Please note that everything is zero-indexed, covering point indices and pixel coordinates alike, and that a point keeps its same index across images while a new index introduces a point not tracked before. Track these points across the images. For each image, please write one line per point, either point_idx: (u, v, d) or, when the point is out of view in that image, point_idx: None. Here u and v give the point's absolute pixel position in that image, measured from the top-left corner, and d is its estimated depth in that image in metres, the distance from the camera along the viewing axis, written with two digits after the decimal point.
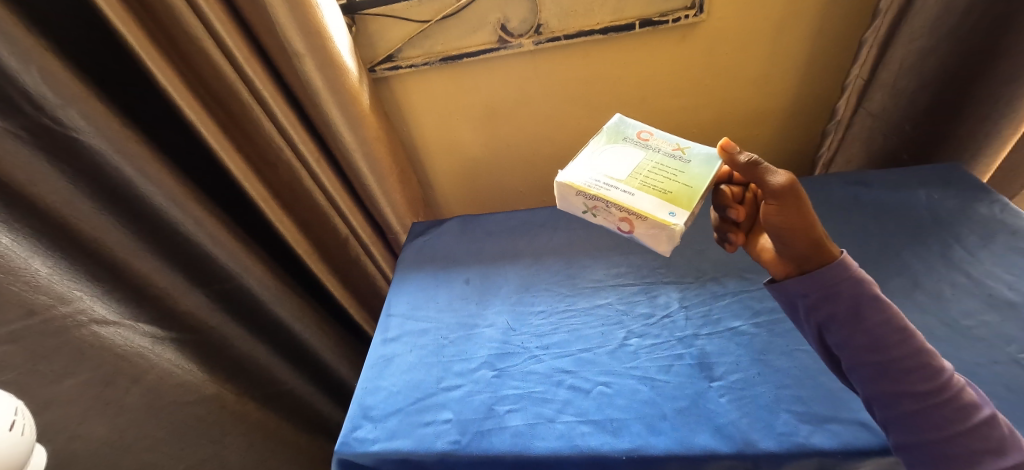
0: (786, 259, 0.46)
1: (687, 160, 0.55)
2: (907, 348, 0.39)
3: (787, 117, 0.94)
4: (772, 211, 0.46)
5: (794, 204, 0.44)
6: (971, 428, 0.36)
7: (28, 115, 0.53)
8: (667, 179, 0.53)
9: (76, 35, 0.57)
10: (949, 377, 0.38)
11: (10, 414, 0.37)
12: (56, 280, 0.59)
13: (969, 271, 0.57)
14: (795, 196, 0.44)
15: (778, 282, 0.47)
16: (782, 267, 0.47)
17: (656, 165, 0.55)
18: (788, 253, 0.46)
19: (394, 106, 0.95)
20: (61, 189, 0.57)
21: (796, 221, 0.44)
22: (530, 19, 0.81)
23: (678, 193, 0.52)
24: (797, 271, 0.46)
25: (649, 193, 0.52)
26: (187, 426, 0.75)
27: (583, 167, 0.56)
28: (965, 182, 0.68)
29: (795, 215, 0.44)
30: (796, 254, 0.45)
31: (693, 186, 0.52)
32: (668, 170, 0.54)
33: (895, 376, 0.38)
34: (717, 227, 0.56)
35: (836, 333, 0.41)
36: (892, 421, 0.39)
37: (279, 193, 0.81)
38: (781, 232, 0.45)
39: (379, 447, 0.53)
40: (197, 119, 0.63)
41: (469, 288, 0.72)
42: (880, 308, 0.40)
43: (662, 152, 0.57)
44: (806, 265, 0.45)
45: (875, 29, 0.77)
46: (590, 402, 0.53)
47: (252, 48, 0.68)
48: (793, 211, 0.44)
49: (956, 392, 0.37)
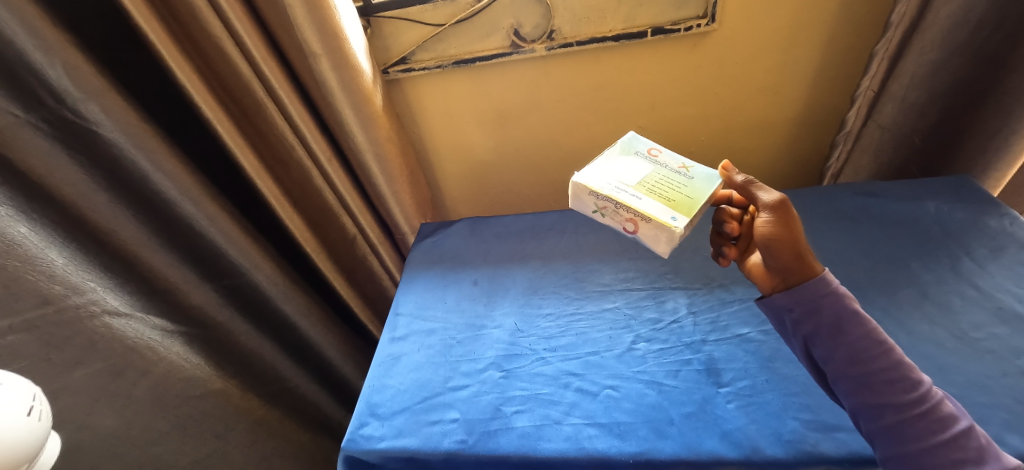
0: (773, 272, 0.47)
1: (691, 176, 0.56)
2: (887, 361, 0.40)
3: (797, 126, 0.94)
4: (762, 224, 0.47)
5: (782, 219, 0.46)
6: (951, 438, 0.36)
7: (50, 108, 0.54)
8: (673, 189, 0.54)
9: (98, 30, 0.58)
10: (928, 388, 0.38)
11: (28, 399, 0.37)
12: (70, 271, 0.59)
13: (978, 283, 0.57)
14: (785, 212, 0.46)
15: (766, 296, 0.47)
16: (768, 280, 0.48)
17: (663, 177, 0.56)
18: (775, 265, 0.46)
19: (406, 108, 0.96)
20: (80, 182, 0.58)
21: (782, 234, 0.45)
22: (543, 24, 0.81)
23: (681, 201, 0.53)
24: (782, 284, 0.46)
25: (656, 199, 0.53)
26: (193, 419, 0.76)
27: (603, 171, 0.57)
28: (974, 195, 0.68)
29: (783, 229, 0.45)
30: (781, 267, 0.46)
31: (695, 198, 0.53)
32: (673, 182, 0.55)
33: (877, 388, 0.39)
34: (712, 241, 0.58)
35: (821, 346, 0.42)
36: (877, 433, 0.39)
37: (290, 191, 0.81)
38: (768, 244, 0.46)
39: (385, 445, 0.53)
40: (213, 116, 0.64)
41: (477, 289, 0.72)
42: (861, 323, 0.41)
43: (669, 167, 0.58)
44: (789, 279, 0.45)
45: (886, 42, 0.78)
46: (596, 405, 0.53)
47: (270, 47, 0.69)
48: (780, 224, 0.45)
49: (933, 404, 0.38)
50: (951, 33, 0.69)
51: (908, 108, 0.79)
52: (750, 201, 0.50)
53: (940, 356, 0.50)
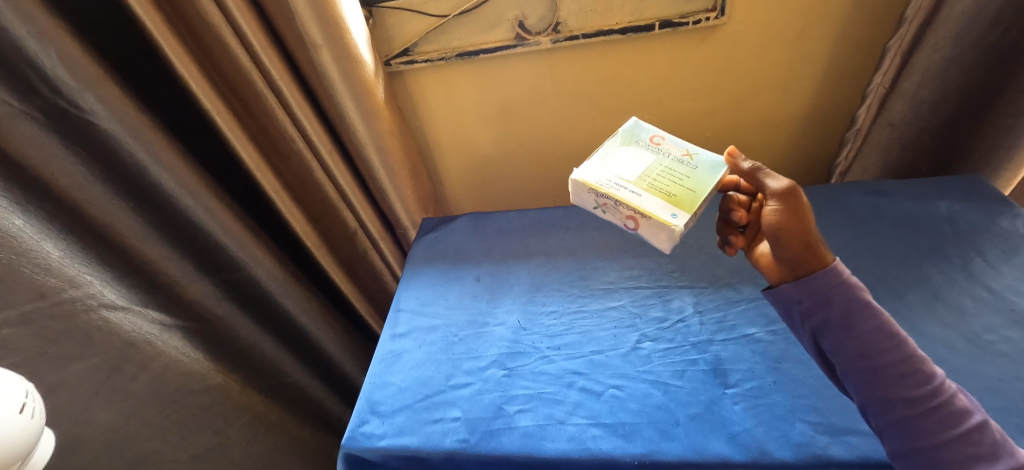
0: (782, 263, 0.46)
1: (694, 166, 0.55)
2: (898, 354, 0.38)
3: (805, 123, 0.93)
4: (770, 214, 0.46)
5: (791, 207, 0.45)
6: (964, 433, 0.35)
7: (45, 97, 0.52)
8: (674, 183, 0.53)
9: (93, 18, 0.56)
10: (942, 382, 0.37)
11: (20, 397, 0.36)
12: (67, 264, 0.58)
13: (990, 285, 0.56)
14: (796, 201, 0.45)
15: (774, 287, 0.47)
16: (777, 271, 0.47)
17: (665, 168, 0.55)
18: (783, 256, 0.46)
19: (408, 101, 0.95)
20: (76, 173, 0.57)
21: (791, 223, 0.44)
22: (548, 16, 0.80)
23: (682, 196, 0.51)
24: (791, 275, 0.45)
25: (656, 194, 0.52)
26: (192, 414, 0.76)
27: (603, 167, 0.56)
28: (987, 195, 0.67)
29: (792, 218, 0.44)
30: (790, 258, 0.45)
31: (697, 191, 0.51)
32: (675, 174, 0.54)
33: (887, 381, 0.38)
34: (719, 230, 0.57)
35: (830, 338, 0.41)
36: (886, 428, 0.38)
37: (290, 184, 0.80)
38: (776, 233, 0.45)
39: (386, 443, 0.52)
40: (212, 107, 0.63)
41: (479, 286, 0.72)
42: (873, 315, 0.40)
43: (671, 157, 0.56)
44: (799, 270, 0.44)
45: (900, 37, 0.76)
46: (601, 405, 0.52)
47: (269, 37, 0.67)
48: (789, 213, 0.45)
49: (947, 398, 0.36)
50: (966, 29, 0.67)
51: (919, 105, 0.77)
52: (758, 190, 0.49)
53: (952, 359, 0.49)
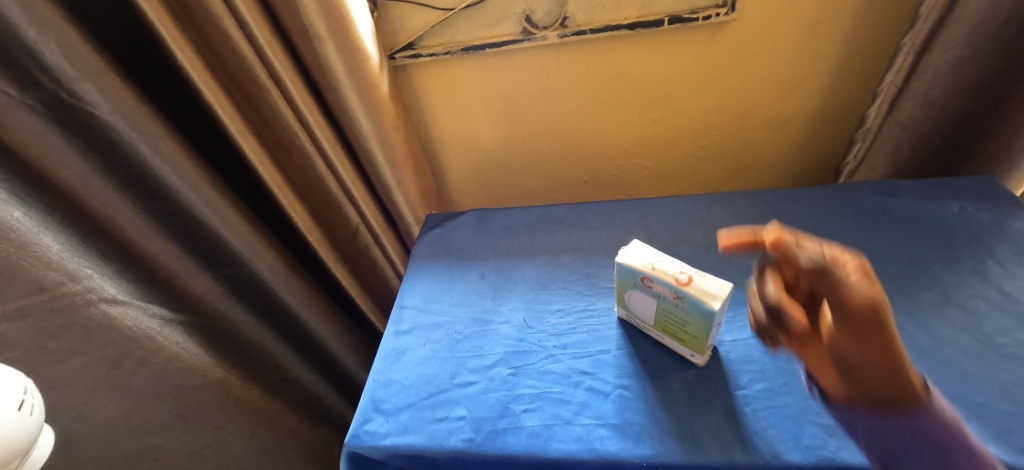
0: (854, 383, 0.37)
1: (688, 311, 0.49)
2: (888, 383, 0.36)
3: (814, 122, 0.92)
4: (843, 339, 0.36)
5: (863, 338, 0.35)
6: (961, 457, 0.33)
7: (44, 87, 0.51)
8: (681, 327, 0.52)
9: (94, 7, 0.55)
10: (935, 409, 0.35)
11: (19, 393, 0.35)
12: (66, 257, 0.57)
13: (1003, 287, 0.55)
14: (877, 328, 0.35)
15: (840, 405, 0.39)
16: (844, 391, 0.38)
17: (667, 315, 0.52)
18: (866, 392, 0.36)
19: (412, 95, 0.94)
20: (76, 165, 0.56)
21: (872, 360, 0.35)
22: (556, 10, 0.78)
23: (692, 341, 0.51)
24: (862, 397, 0.37)
25: (672, 336, 0.54)
26: (192, 410, 0.75)
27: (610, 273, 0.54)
28: (999, 196, 0.66)
29: (870, 350, 0.35)
30: (869, 390, 0.36)
31: (702, 337, 0.50)
32: (677, 319, 0.51)
33: (882, 417, 0.36)
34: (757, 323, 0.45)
35: (826, 378, 0.39)
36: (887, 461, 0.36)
37: (293, 179, 0.79)
38: (852, 368, 0.37)
39: (390, 442, 0.52)
40: (214, 99, 0.62)
41: (484, 283, 0.71)
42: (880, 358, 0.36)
43: (666, 298, 0.50)
44: (873, 394, 0.36)
45: (914, 35, 0.75)
46: (608, 405, 0.51)
47: (273, 28, 0.66)
48: (870, 339, 0.35)
49: (940, 422, 0.34)
50: (981, 27, 0.66)
51: (930, 104, 0.76)
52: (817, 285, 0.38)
53: (965, 361, 0.48)
